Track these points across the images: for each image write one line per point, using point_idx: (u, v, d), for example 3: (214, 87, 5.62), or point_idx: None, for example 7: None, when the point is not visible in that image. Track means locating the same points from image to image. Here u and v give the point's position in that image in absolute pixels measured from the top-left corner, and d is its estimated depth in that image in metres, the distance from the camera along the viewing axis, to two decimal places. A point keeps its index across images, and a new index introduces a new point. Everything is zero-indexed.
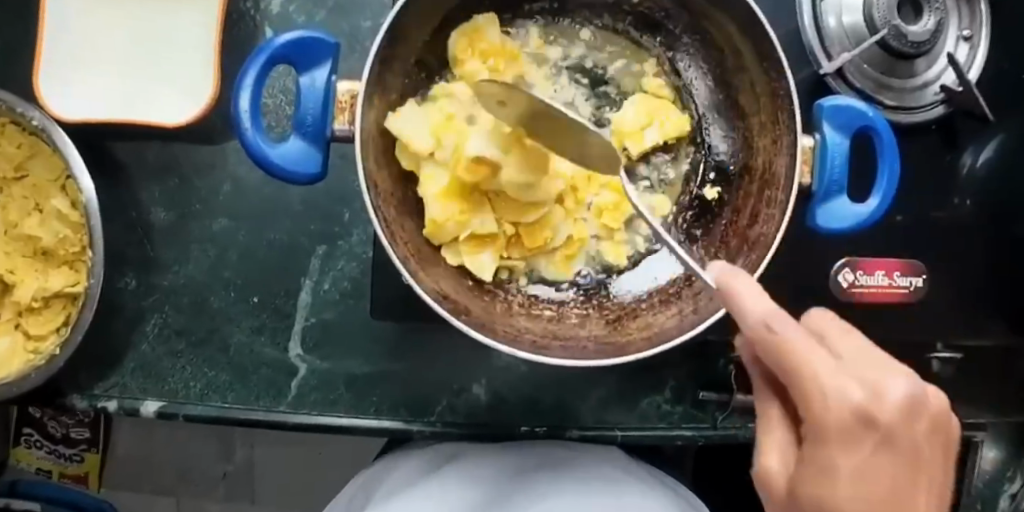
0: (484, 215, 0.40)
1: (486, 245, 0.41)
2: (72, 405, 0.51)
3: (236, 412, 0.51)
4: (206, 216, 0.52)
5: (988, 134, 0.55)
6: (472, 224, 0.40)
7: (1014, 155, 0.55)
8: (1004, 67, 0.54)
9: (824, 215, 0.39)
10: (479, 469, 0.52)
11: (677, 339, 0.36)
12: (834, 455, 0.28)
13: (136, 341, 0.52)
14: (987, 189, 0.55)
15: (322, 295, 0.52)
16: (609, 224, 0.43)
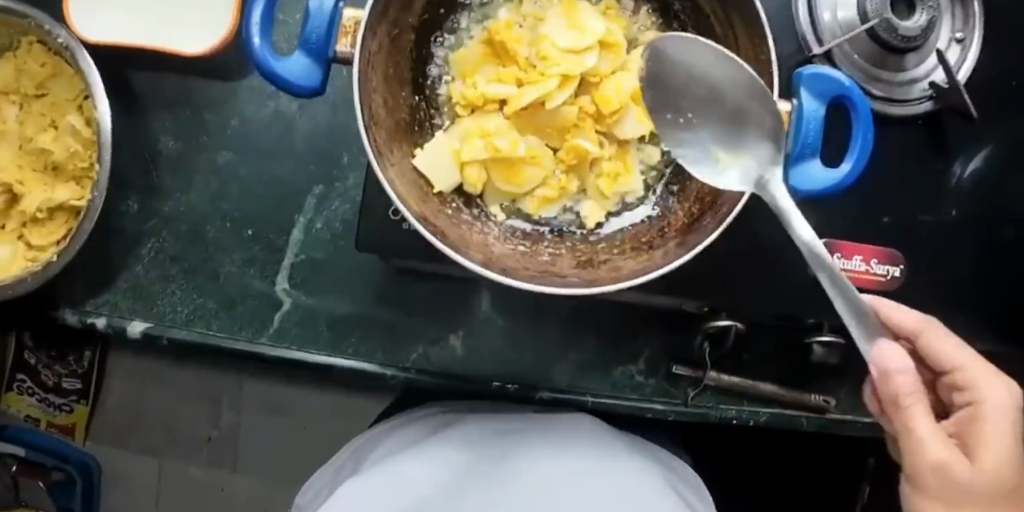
0: (497, 120, 0.41)
1: (486, 138, 0.41)
2: (63, 319, 0.53)
3: (218, 339, 0.53)
4: (210, 149, 0.54)
5: (981, 140, 0.55)
6: (483, 123, 0.41)
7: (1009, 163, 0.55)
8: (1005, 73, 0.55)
9: (794, 175, 0.39)
10: (472, 429, 0.51)
11: (635, 281, 0.36)
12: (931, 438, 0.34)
13: (131, 263, 0.54)
14: (976, 197, 0.56)
15: (314, 233, 0.54)
16: (603, 188, 0.42)
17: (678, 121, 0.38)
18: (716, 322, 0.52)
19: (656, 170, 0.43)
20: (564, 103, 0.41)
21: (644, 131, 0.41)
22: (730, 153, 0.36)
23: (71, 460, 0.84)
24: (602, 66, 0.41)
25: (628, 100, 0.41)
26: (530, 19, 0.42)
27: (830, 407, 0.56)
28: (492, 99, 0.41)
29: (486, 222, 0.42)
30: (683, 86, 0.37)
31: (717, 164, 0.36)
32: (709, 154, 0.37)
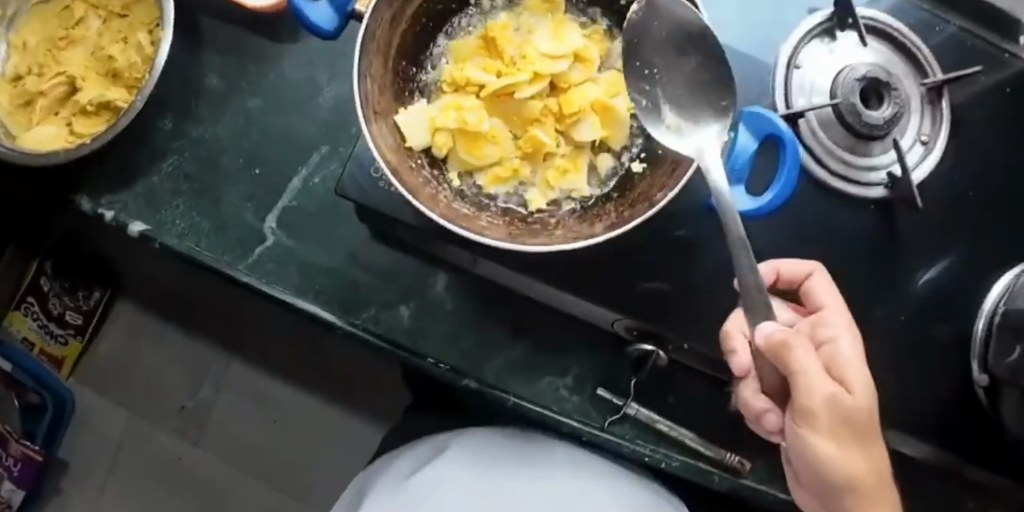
0: (472, 100, 0.47)
1: (459, 111, 0.47)
2: (78, 204, 0.60)
3: (203, 255, 0.59)
4: (245, 94, 0.61)
5: (941, 252, 0.57)
6: (459, 99, 0.47)
7: (963, 279, 0.57)
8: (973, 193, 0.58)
9: None
10: (469, 446, 0.65)
11: (547, 250, 0.40)
12: (818, 381, 0.39)
13: (150, 173, 0.60)
14: (930, 307, 0.57)
15: (310, 186, 0.60)
16: (551, 179, 0.47)
17: (645, 74, 0.44)
18: (640, 346, 0.54)
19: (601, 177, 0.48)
20: (532, 97, 0.47)
21: (596, 137, 0.47)
22: (682, 120, 0.43)
23: (49, 388, 0.96)
24: (573, 75, 0.47)
25: (587, 107, 0.47)
26: (523, 27, 0.49)
27: (745, 471, 0.57)
28: (472, 81, 0.47)
29: (443, 183, 0.47)
30: (664, 44, 0.43)
31: (665, 124, 0.43)
32: (662, 112, 0.43)
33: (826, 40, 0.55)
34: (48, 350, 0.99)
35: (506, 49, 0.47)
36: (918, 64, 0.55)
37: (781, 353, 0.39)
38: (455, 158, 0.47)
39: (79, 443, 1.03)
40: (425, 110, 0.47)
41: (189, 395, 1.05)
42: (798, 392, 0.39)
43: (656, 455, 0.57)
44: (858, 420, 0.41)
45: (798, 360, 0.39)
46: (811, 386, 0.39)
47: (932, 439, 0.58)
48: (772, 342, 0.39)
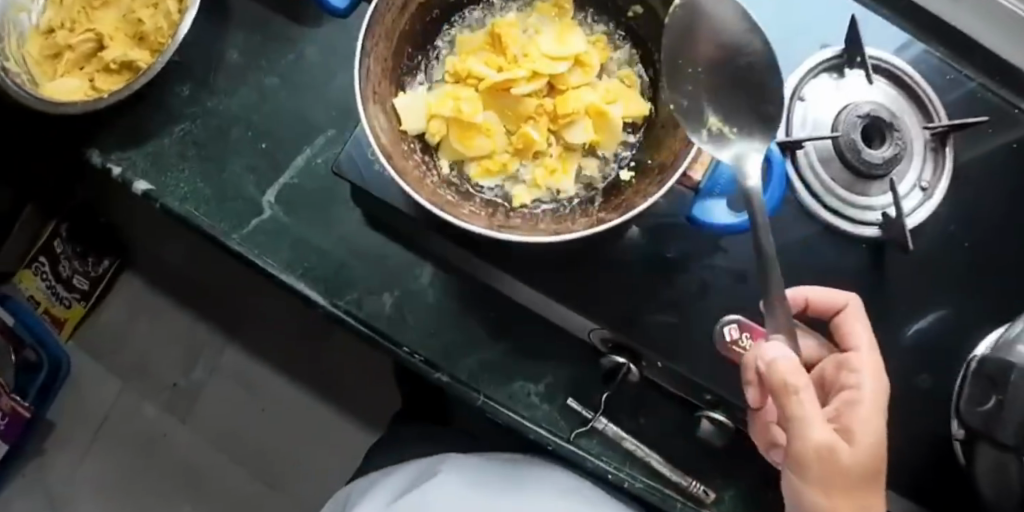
0: (469, 92, 0.48)
1: (455, 100, 0.47)
2: (89, 157, 0.62)
3: (200, 221, 0.60)
4: (262, 70, 0.63)
5: (934, 303, 0.56)
6: (458, 89, 0.48)
7: (953, 333, 0.56)
8: (966, 246, 0.57)
9: (702, 211, 0.47)
10: (467, 464, 0.59)
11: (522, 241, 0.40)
12: (812, 428, 0.40)
13: (161, 136, 0.62)
14: (916, 359, 0.56)
15: (311, 165, 0.61)
16: (538, 176, 0.47)
17: (691, 72, 0.45)
18: (611, 359, 0.52)
19: (589, 181, 0.48)
20: (529, 95, 0.47)
21: (586, 140, 0.47)
22: (724, 124, 0.44)
23: (47, 347, 0.97)
24: (572, 78, 0.48)
25: (582, 110, 0.47)
26: (528, 27, 0.50)
27: (708, 501, 0.56)
28: (472, 73, 0.48)
29: (432, 169, 0.48)
30: (708, 46, 0.45)
31: (706, 127, 0.44)
32: (704, 113, 0.44)
33: (835, 75, 0.55)
34: (51, 311, 0.99)
35: (510, 46, 0.48)
36: (926, 110, 0.56)
37: (783, 395, 0.40)
38: (447, 147, 0.48)
39: (68, 408, 1.03)
40: (424, 97, 0.48)
41: (181, 374, 1.04)
42: (795, 436, 0.41)
43: (620, 475, 0.56)
44: (851, 472, 0.42)
45: (800, 404, 0.40)
46: (808, 433, 0.40)
47: (912, 496, 0.56)
48: (776, 379, 0.40)
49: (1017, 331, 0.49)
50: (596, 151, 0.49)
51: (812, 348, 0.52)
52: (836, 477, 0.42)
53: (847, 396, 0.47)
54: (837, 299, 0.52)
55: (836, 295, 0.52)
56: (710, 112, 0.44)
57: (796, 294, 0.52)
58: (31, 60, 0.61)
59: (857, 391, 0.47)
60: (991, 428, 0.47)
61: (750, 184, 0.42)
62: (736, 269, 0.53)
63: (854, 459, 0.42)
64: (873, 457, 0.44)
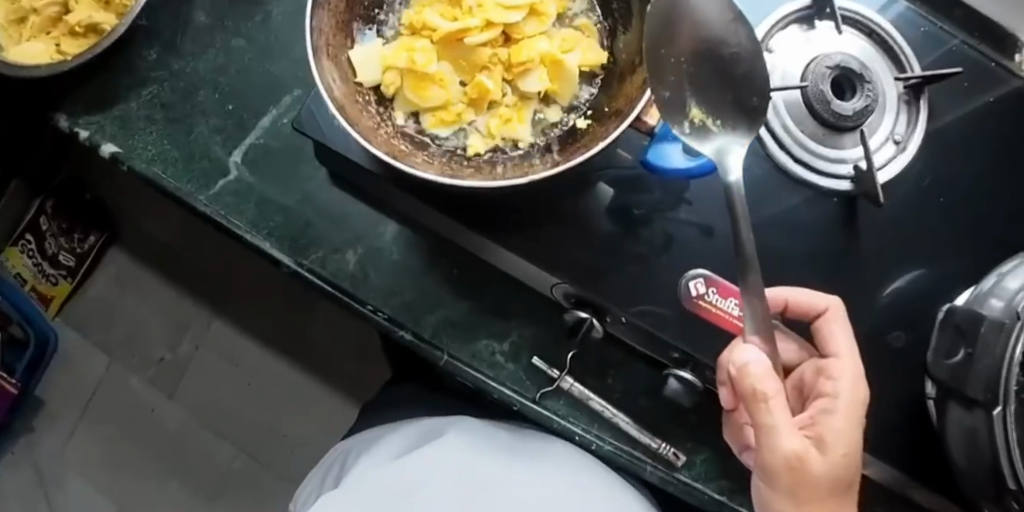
0: (424, 43, 0.47)
1: (410, 51, 0.47)
2: (57, 121, 0.61)
3: (167, 183, 0.60)
4: (229, 32, 0.62)
5: (911, 262, 0.55)
6: (412, 40, 0.47)
7: (930, 292, 0.55)
8: (943, 202, 0.56)
9: (653, 155, 0.49)
10: (472, 426, 0.58)
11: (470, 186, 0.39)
12: (782, 435, 0.40)
13: (128, 99, 0.62)
14: (891, 317, 0.54)
15: (278, 125, 0.61)
16: (494, 127, 0.47)
17: (673, 61, 0.43)
18: (574, 313, 0.52)
19: (546, 131, 0.47)
20: (484, 44, 0.46)
21: (541, 89, 0.46)
22: (706, 115, 0.43)
23: (34, 326, 0.96)
24: (527, 27, 0.47)
25: (537, 58, 0.46)
26: None
27: (678, 464, 0.55)
28: (427, 23, 0.47)
29: (387, 119, 0.47)
30: (690, 35, 0.44)
31: (688, 119, 0.43)
32: (687, 104, 0.43)
33: (805, 27, 0.54)
34: (38, 288, 1.00)
35: None
36: (898, 61, 0.54)
37: (754, 402, 0.41)
38: (402, 98, 0.47)
39: (56, 383, 1.03)
40: (378, 49, 0.47)
41: (168, 349, 1.05)
42: (764, 443, 0.41)
43: (587, 437, 0.55)
44: (820, 485, 0.41)
45: (769, 412, 0.40)
46: (777, 442, 0.40)
47: (883, 455, 0.54)
48: (748, 384, 0.41)
49: (989, 284, 0.47)
50: (554, 101, 0.48)
51: (793, 353, 0.52)
52: (808, 488, 0.41)
53: (823, 404, 0.46)
54: (817, 303, 0.50)
55: (815, 298, 0.50)
56: (692, 102, 0.43)
57: (776, 295, 0.51)
58: None
59: (833, 400, 0.46)
60: (961, 383, 0.45)
61: (730, 177, 0.42)
62: (701, 223, 0.52)
63: (825, 470, 0.42)
64: (849, 469, 0.43)
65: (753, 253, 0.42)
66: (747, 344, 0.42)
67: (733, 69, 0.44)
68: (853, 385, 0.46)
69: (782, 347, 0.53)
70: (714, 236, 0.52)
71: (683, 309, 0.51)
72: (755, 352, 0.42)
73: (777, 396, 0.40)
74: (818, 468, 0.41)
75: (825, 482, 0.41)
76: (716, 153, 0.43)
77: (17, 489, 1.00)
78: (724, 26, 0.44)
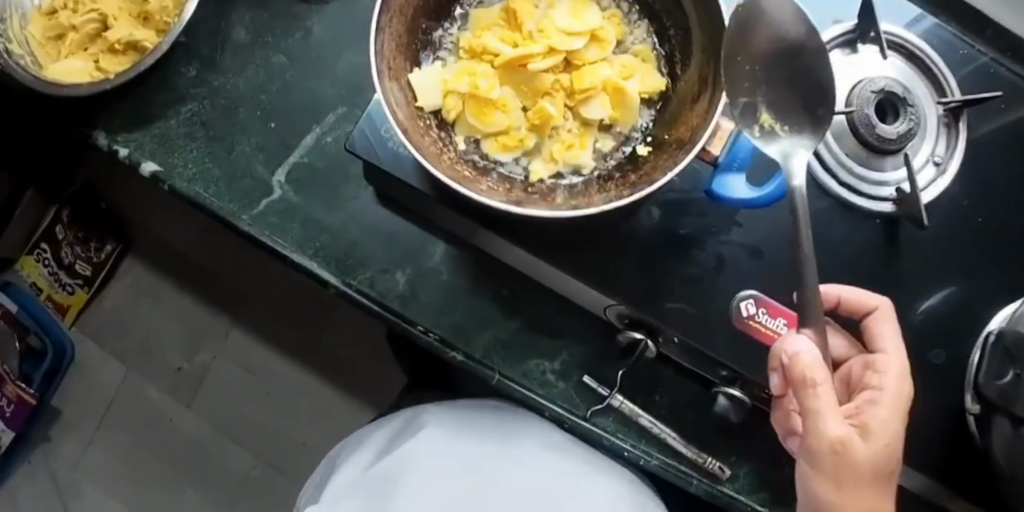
0: (486, 69, 0.47)
1: (473, 77, 0.47)
2: (95, 139, 0.61)
3: (209, 202, 0.60)
4: (269, 49, 0.62)
5: (943, 282, 0.57)
6: (475, 65, 0.48)
7: (963, 306, 0.57)
8: (979, 219, 0.57)
9: (716, 184, 0.49)
10: (450, 414, 0.62)
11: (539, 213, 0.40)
12: (827, 418, 0.42)
13: (168, 117, 0.62)
14: (926, 333, 0.56)
15: (321, 144, 0.61)
16: (556, 152, 0.47)
17: (749, 69, 0.45)
18: (630, 335, 0.53)
19: (605, 157, 0.48)
20: (545, 71, 0.47)
21: (604, 116, 0.47)
22: (775, 120, 0.46)
23: (50, 334, 0.98)
24: (589, 53, 0.47)
25: (598, 86, 0.47)
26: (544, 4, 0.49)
27: (723, 477, 0.57)
28: (488, 49, 0.47)
29: (449, 144, 0.47)
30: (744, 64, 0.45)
31: (759, 123, 0.46)
32: (757, 108, 0.46)
33: (847, 50, 0.55)
34: (53, 297, 1.00)
35: (526, 21, 0.48)
36: (938, 84, 0.56)
37: (802, 388, 0.43)
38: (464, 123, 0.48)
39: (73, 393, 1.02)
40: (439, 73, 0.48)
41: (186, 357, 1.04)
42: (809, 428, 0.43)
43: (636, 452, 0.57)
44: (863, 472, 0.43)
45: (816, 397, 0.42)
46: (822, 427, 0.42)
47: (923, 467, 0.56)
48: (798, 370, 0.43)
49: None
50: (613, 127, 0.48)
51: (842, 347, 0.53)
52: (848, 474, 0.43)
53: (868, 396, 0.48)
54: (868, 301, 0.52)
55: (867, 296, 0.52)
56: (764, 107, 0.46)
57: (829, 291, 0.53)
58: (34, 42, 0.61)
59: (878, 392, 0.47)
60: (1009, 401, 0.47)
61: (795, 181, 0.44)
62: (750, 243, 0.53)
63: (867, 457, 0.43)
64: (893, 460, 0.45)
65: (808, 255, 0.44)
66: (799, 334, 0.44)
67: (786, 92, 0.45)
68: (901, 378, 0.48)
69: (831, 342, 0.54)
70: (763, 256, 0.53)
71: (736, 329, 0.52)
72: (805, 341, 0.44)
73: (823, 382, 0.42)
74: (861, 454, 0.43)
75: (867, 468, 0.43)
76: (784, 155, 0.45)
77: (36, 501, 1.00)
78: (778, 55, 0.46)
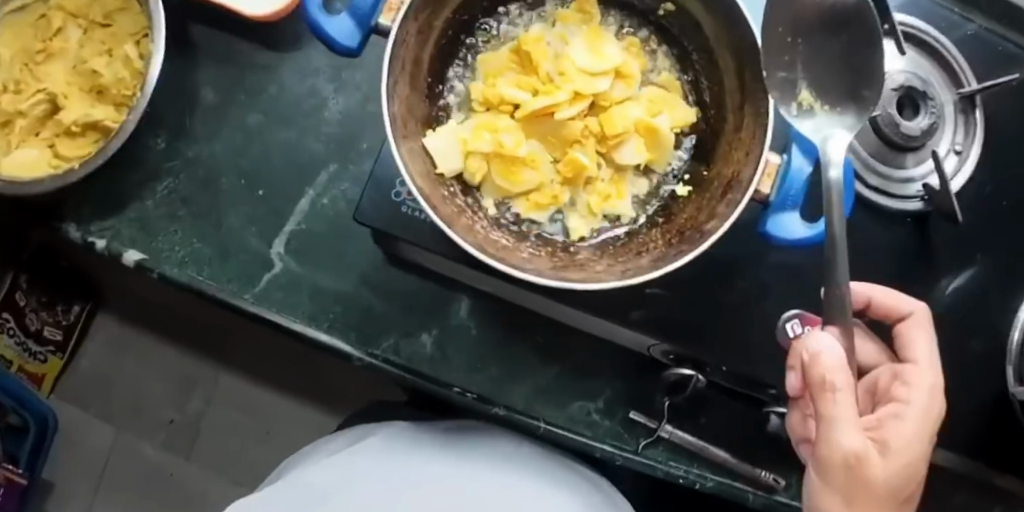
0: (507, 122, 0.44)
1: (496, 134, 0.43)
2: (66, 233, 0.55)
3: (204, 285, 0.55)
4: (244, 109, 0.57)
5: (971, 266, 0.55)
6: (494, 120, 0.44)
7: (997, 289, 0.55)
8: (1006, 204, 0.56)
9: (772, 225, 0.43)
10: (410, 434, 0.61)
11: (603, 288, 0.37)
12: (842, 427, 0.38)
13: (143, 197, 0.56)
14: (962, 320, 0.55)
15: (318, 207, 0.57)
16: (594, 205, 0.44)
17: (789, 40, 0.44)
18: (679, 371, 0.52)
19: (642, 202, 0.45)
20: (573, 119, 0.43)
21: (640, 160, 0.44)
22: (815, 99, 0.43)
23: (28, 409, 0.87)
24: (614, 93, 0.44)
25: (630, 128, 0.44)
26: (556, 41, 0.45)
27: (778, 486, 0.55)
28: (508, 101, 0.43)
29: (479, 211, 0.44)
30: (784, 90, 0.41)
31: (798, 102, 0.43)
32: (796, 87, 0.44)
33: None
34: (27, 368, 0.91)
35: (543, 65, 0.44)
36: (952, 72, 0.54)
37: (819, 390, 0.39)
38: (491, 185, 0.44)
39: (63, 465, 0.96)
40: (454, 131, 0.43)
41: (177, 408, 0.99)
42: (823, 435, 0.39)
43: (691, 476, 0.55)
44: (874, 488, 0.40)
45: (835, 404, 0.38)
46: (837, 437, 0.38)
47: (974, 453, 0.56)
48: (816, 373, 0.39)
49: None
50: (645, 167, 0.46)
51: (870, 353, 0.51)
52: (857, 487, 0.40)
53: (891, 411, 0.45)
54: (902, 306, 0.49)
55: (901, 301, 0.49)
56: (803, 86, 0.43)
57: (858, 290, 0.50)
58: None
59: (903, 407, 0.45)
60: None
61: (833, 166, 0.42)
62: (784, 260, 0.52)
63: (880, 474, 0.40)
64: (906, 477, 0.42)
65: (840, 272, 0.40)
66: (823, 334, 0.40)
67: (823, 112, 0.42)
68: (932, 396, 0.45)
69: (862, 347, 0.51)
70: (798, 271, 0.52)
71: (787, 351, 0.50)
72: (829, 343, 0.40)
73: (842, 388, 0.38)
74: (875, 470, 0.40)
75: (878, 484, 0.40)
76: (822, 138, 0.43)
77: None
78: (809, 60, 0.44)
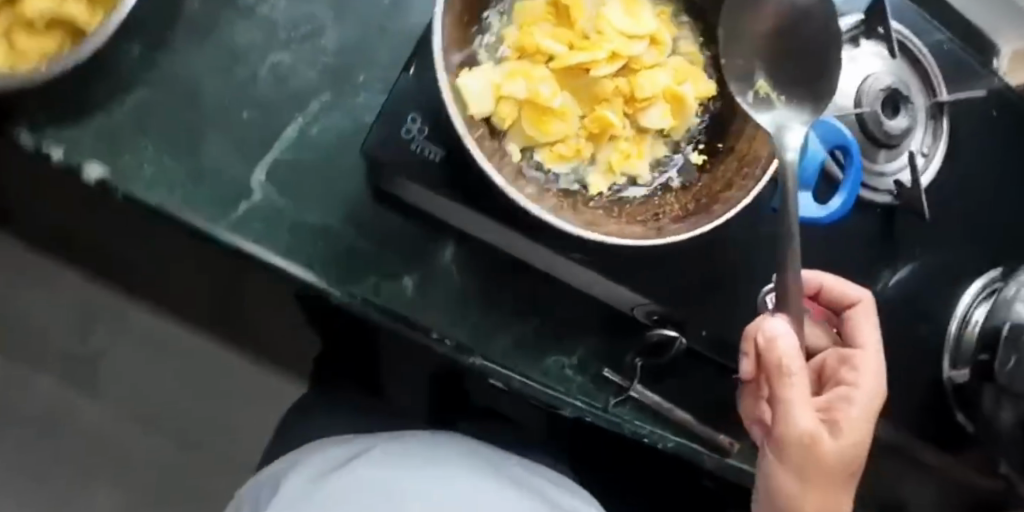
0: (541, 71, 0.43)
1: (531, 80, 0.42)
2: (14, 138, 0.48)
3: (176, 210, 0.49)
4: (233, 25, 0.53)
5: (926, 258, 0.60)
6: (529, 66, 0.42)
7: (941, 279, 0.61)
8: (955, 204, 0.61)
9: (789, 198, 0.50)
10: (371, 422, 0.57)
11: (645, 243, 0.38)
12: (800, 408, 0.38)
13: (110, 107, 0.50)
14: (913, 306, 0.60)
15: (306, 136, 0.54)
16: (615, 164, 0.45)
17: (749, 38, 0.44)
18: (663, 331, 0.55)
19: (659, 166, 0.46)
20: (607, 78, 0.43)
21: (664, 126, 0.45)
22: (772, 88, 0.43)
23: None
24: (646, 58, 0.45)
25: (658, 92, 0.44)
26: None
27: (731, 450, 0.59)
28: (543, 50, 0.43)
29: (505, 155, 0.42)
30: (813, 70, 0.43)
31: (753, 90, 0.44)
32: (755, 76, 0.44)
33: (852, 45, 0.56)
34: None
35: (580, 21, 0.44)
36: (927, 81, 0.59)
37: (777, 375, 0.39)
38: (517, 133, 0.43)
39: None
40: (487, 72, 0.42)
41: (80, 339, 0.91)
42: (780, 417, 0.39)
43: (655, 436, 0.57)
44: (828, 467, 0.39)
45: (790, 387, 0.38)
46: (792, 418, 0.38)
47: (907, 427, 0.61)
48: (772, 356, 0.39)
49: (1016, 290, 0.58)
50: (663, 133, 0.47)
51: (823, 338, 0.51)
52: (813, 468, 0.39)
53: (845, 389, 0.44)
54: (850, 295, 0.50)
55: (850, 289, 0.51)
56: (760, 74, 0.44)
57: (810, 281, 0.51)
58: None
59: (855, 387, 0.44)
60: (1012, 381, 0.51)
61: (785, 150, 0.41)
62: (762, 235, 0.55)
63: (837, 454, 0.39)
64: (859, 457, 0.41)
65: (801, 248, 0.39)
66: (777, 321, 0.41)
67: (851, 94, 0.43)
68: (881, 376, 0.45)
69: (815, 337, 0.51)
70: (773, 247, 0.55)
71: None
72: (786, 329, 0.40)
73: (796, 371, 0.38)
74: (834, 452, 0.39)
75: (831, 464, 0.39)
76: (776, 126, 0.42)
77: None
78: (770, 56, 0.43)
